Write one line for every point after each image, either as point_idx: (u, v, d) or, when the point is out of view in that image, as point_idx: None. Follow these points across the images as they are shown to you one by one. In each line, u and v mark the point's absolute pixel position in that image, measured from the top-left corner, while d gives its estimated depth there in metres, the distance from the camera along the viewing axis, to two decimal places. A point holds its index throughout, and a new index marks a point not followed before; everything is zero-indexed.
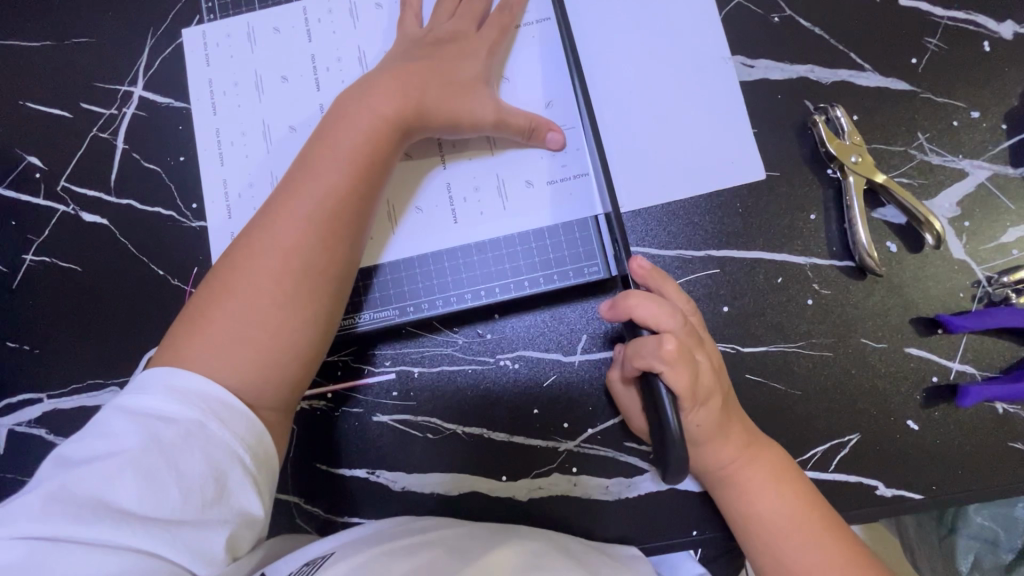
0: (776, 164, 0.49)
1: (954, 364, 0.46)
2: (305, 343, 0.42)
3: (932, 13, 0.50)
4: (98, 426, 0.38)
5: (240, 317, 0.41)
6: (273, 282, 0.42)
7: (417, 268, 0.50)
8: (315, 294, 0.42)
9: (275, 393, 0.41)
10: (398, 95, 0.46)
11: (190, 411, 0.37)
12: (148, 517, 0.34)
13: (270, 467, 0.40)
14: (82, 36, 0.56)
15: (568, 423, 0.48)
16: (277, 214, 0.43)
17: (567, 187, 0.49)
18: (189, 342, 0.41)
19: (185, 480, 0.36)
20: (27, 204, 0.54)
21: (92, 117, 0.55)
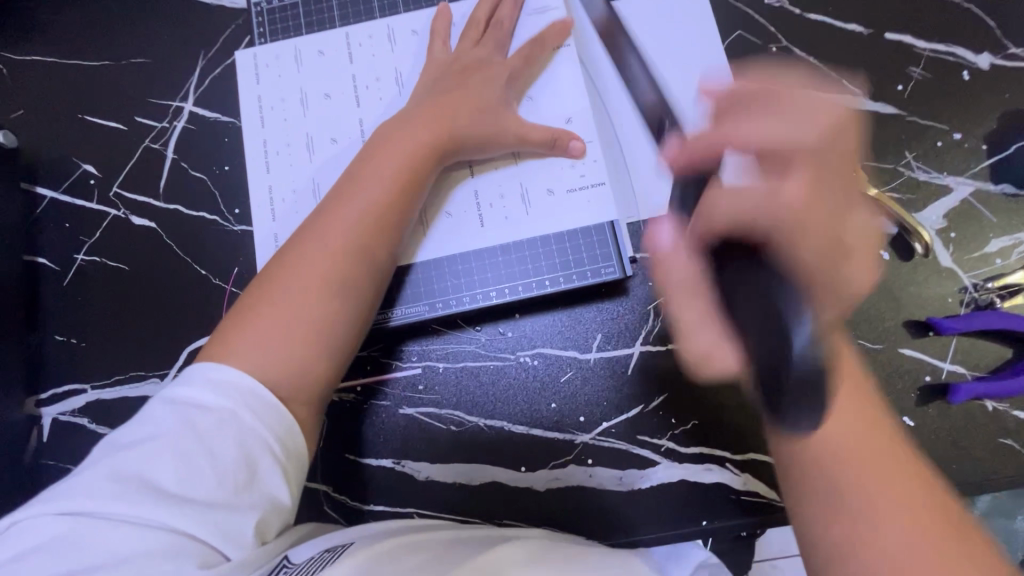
0: None
1: (946, 364, 0.50)
2: (347, 333, 0.46)
3: (915, 45, 0.55)
4: (144, 413, 0.40)
5: (287, 306, 0.44)
6: (321, 275, 0.45)
7: (447, 269, 0.53)
8: (359, 294, 0.46)
9: (316, 387, 0.44)
10: (437, 117, 0.51)
11: (229, 402, 0.39)
12: (186, 500, 0.36)
13: (298, 458, 0.41)
14: (138, 57, 0.61)
15: (584, 417, 0.51)
16: (328, 219, 0.47)
17: (585, 196, 0.53)
18: (237, 329, 0.43)
19: (220, 466, 0.37)
20: (80, 207, 0.58)
21: (145, 130, 0.60)
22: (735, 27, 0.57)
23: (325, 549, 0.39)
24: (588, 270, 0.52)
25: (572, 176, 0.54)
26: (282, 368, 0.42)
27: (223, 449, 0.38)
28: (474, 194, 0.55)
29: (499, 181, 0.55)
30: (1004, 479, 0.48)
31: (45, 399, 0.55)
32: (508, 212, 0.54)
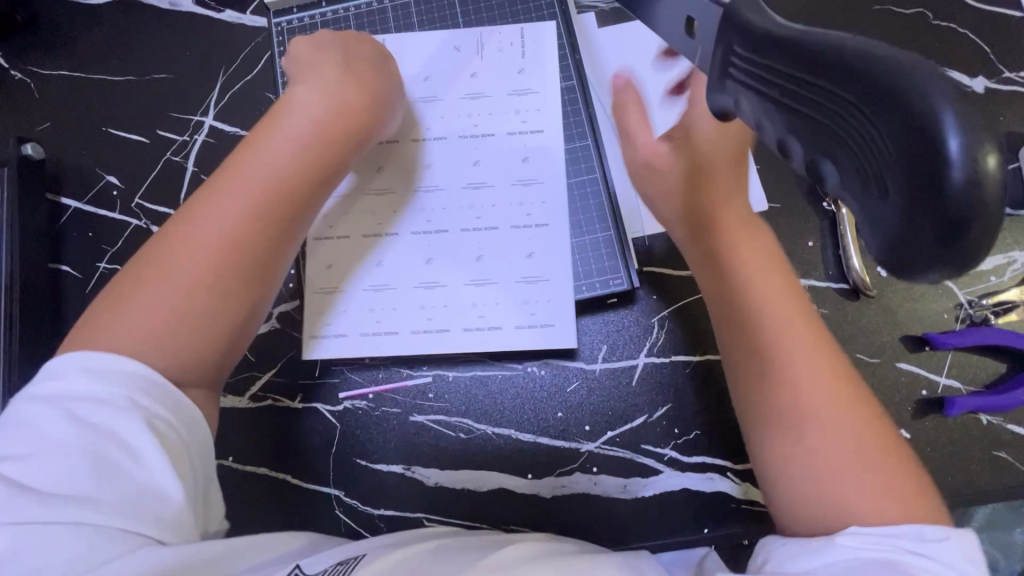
0: (777, 196, 0.55)
1: (942, 379, 0.51)
2: (238, 328, 0.42)
3: None
4: (11, 415, 0.37)
5: (169, 302, 0.40)
6: (204, 270, 0.40)
7: (403, 288, 0.55)
8: (246, 279, 0.42)
9: (195, 374, 0.40)
10: (330, 101, 0.49)
11: (109, 388, 0.37)
12: (78, 496, 0.34)
13: (195, 434, 0.40)
14: (161, 72, 0.63)
15: (589, 426, 0.53)
16: (213, 207, 0.42)
17: (577, 210, 0.56)
18: (113, 321, 0.39)
19: (124, 455, 0.35)
20: (103, 217, 0.60)
21: (167, 143, 0.62)
22: None
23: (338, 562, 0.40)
24: (585, 282, 0.54)
25: (548, 196, 0.56)
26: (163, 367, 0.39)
27: (110, 436, 0.36)
28: (444, 209, 0.56)
29: (462, 198, 0.57)
30: (999, 490, 0.50)
31: None
32: (479, 229, 0.56)
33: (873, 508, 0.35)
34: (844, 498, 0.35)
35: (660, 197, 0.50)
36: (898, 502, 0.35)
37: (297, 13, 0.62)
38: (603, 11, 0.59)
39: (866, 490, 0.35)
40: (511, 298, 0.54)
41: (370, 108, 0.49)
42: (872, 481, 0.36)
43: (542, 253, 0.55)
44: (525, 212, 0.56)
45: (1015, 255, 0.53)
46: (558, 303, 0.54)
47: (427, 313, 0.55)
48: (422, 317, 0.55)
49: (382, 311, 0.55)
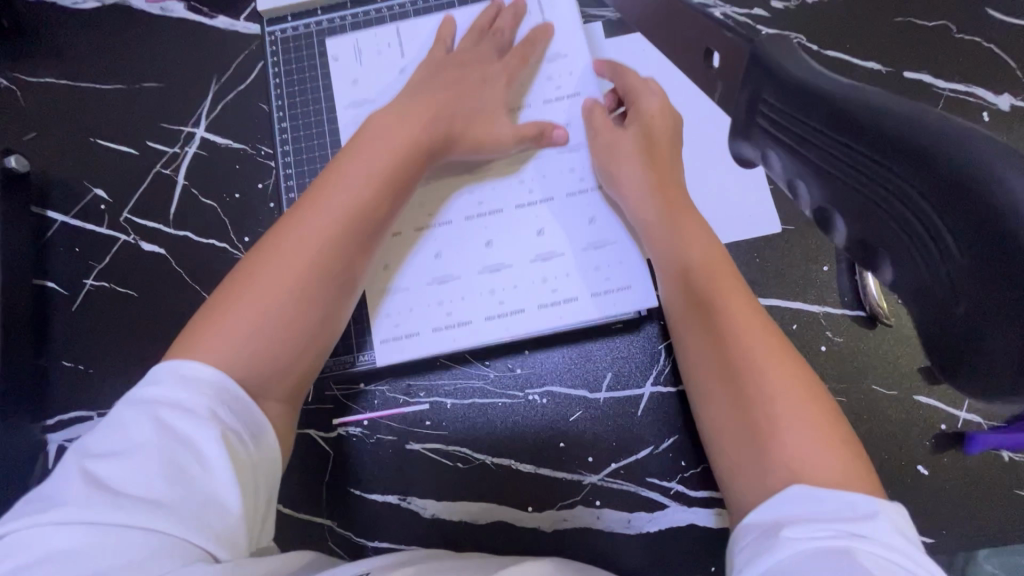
0: (790, 218, 0.53)
1: (962, 414, 0.49)
2: (323, 338, 0.44)
3: (935, 84, 0.55)
4: (112, 417, 0.37)
5: (261, 309, 0.41)
6: (306, 272, 0.42)
7: (427, 294, 0.53)
8: (329, 293, 0.43)
9: (278, 386, 0.41)
10: (420, 116, 0.50)
11: (192, 395, 0.37)
12: (152, 504, 0.33)
13: (267, 454, 0.39)
14: (151, 81, 0.61)
15: (592, 457, 0.50)
16: (305, 217, 0.44)
17: (587, 197, 0.54)
18: (214, 329, 0.40)
19: (205, 465, 0.35)
20: (90, 232, 0.58)
21: (157, 155, 0.59)
22: None
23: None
24: (605, 268, 0.52)
25: (561, 182, 0.54)
26: (258, 366, 0.40)
27: (189, 443, 0.35)
28: (442, 201, 0.54)
29: (466, 185, 0.54)
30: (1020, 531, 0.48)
31: (51, 425, 0.55)
32: (483, 220, 0.54)
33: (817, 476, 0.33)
34: (783, 461, 0.35)
35: (632, 189, 0.50)
36: (837, 473, 0.34)
37: (290, 23, 0.60)
38: (611, 21, 0.57)
39: (805, 457, 0.34)
40: (523, 283, 0.52)
41: (438, 107, 0.50)
42: (816, 450, 0.34)
43: (558, 236, 0.53)
44: (533, 195, 0.54)
45: None
46: (580, 288, 0.52)
47: (446, 303, 0.52)
48: (438, 312, 0.53)
49: (400, 296, 0.53)
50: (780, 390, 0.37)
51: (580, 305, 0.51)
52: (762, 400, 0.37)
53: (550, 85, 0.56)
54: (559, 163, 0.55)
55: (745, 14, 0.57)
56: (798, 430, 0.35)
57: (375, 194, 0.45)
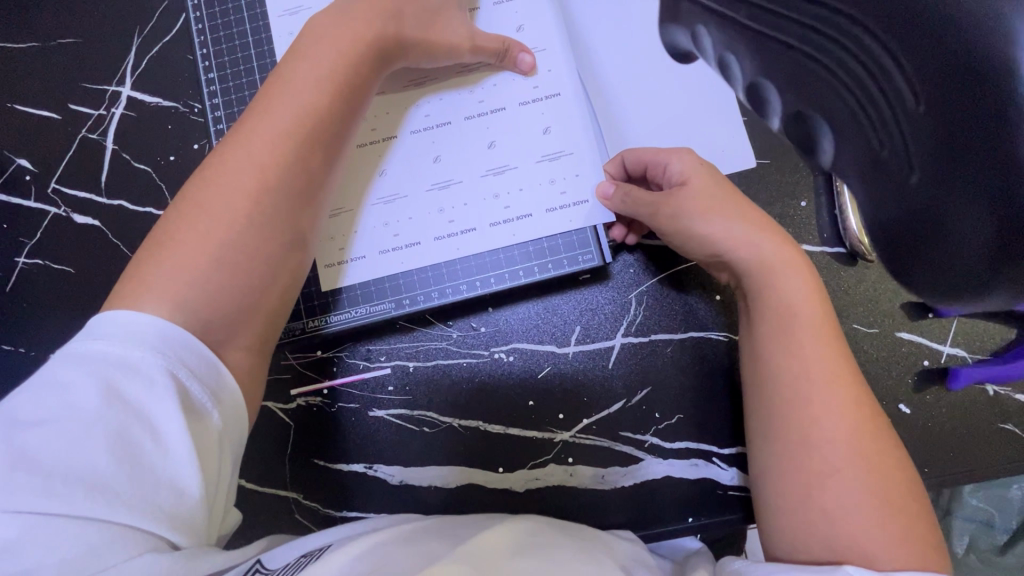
0: (764, 151, 0.49)
1: (945, 348, 0.47)
2: (281, 269, 0.38)
3: None
4: (44, 378, 0.31)
5: (204, 235, 0.35)
6: (249, 195, 0.36)
7: (385, 220, 0.49)
8: (284, 221, 0.38)
9: (229, 329, 0.35)
10: (375, 18, 0.42)
11: (147, 357, 0.31)
12: (93, 488, 0.28)
13: (237, 422, 0.34)
14: (67, 36, 0.55)
15: (563, 414, 0.48)
16: (253, 130, 0.38)
17: (541, 108, 0.49)
18: (150, 262, 0.34)
19: (160, 438, 0.30)
20: (18, 206, 0.54)
21: (81, 118, 0.55)
22: None
23: (302, 554, 0.35)
24: (560, 181, 0.49)
25: (513, 91, 0.50)
26: (204, 302, 0.34)
27: (144, 416, 0.30)
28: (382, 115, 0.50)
29: (411, 96, 0.50)
30: (1003, 465, 0.46)
31: None
32: (432, 136, 0.50)
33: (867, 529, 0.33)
34: (847, 518, 0.33)
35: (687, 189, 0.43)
36: (905, 540, 0.33)
37: None
38: None
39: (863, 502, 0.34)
40: (483, 199, 0.49)
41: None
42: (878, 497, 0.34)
43: (510, 148, 0.49)
44: (484, 106, 0.50)
45: None
46: (540, 204, 0.49)
47: (397, 227, 0.49)
48: (387, 237, 0.49)
49: (348, 220, 0.49)
50: (854, 456, 0.35)
51: (537, 223, 0.49)
52: (828, 455, 0.35)
53: None
54: (522, 79, 0.50)
55: None
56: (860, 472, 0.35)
57: (330, 108, 0.39)
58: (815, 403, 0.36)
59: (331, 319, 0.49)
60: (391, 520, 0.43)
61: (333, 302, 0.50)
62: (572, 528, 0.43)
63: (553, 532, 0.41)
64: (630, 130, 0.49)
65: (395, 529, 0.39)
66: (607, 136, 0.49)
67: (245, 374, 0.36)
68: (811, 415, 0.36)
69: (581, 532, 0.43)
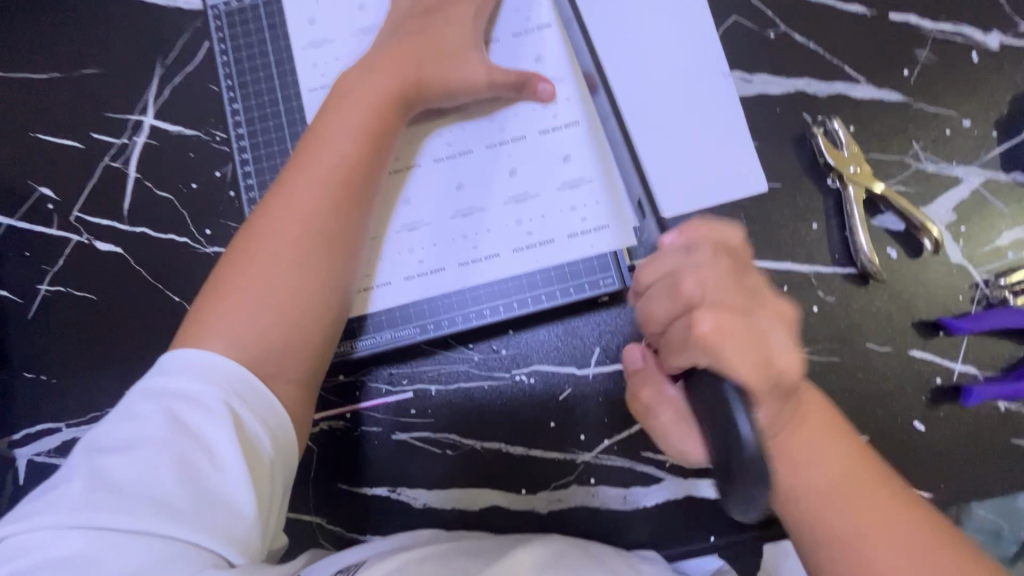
0: (775, 176, 0.51)
1: (957, 365, 0.48)
2: (322, 310, 0.43)
3: (921, 26, 0.52)
4: (124, 410, 0.37)
5: (255, 284, 0.41)
6: (290, 247, 0.42)
7: (409, 247, 0.50)
8: (322, 267, 0.43)
9: (278, 362, 0.40)
10: (394, 72, 0.47)
11: (210, 392, 0.37)
12: (167, 504, 0.34)
13: (287, 449, 0.39)
14: (90, 67, 0.56)
15: (584, 435, 0.49)
16: (289, 188, 0.43)
17: (559, 136, 0.50)
18: (210, 309, 0.40)
19: (217, 463, 0.35)
20: (40, 234, 0.54)
21: (104, 147, 0.55)
22: (729, 12, 0.53)
23: (337, 571, 0.37)
24: (580, 207, 0.50)
25: (533, 120, 0.51)
26: (258, 342, 0.40)
27: (204, 442, 0.35)
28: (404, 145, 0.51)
29: (432, 126, 0.51)
30: (1017, 480, 0.47)
31: (19, 439, 0.52)
32: (454, 164, 0.51)
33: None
34: None
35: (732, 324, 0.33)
36: None
37: None
38: None
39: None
40: (505, 224, 0.50)
41: (401, 55, 0.48)
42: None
43: (531, 176, 0.50)
44: (504, 134, 0.51)
45: None
46: (562, 230, 0.50)
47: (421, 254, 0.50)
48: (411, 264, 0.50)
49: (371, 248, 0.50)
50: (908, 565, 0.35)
51: (558, 248, 0.50)
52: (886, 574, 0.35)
53: (518, 16, 0.52)
54: (540, 107, 0.51)
55: None
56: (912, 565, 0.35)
57: (356, 163, 0.44)
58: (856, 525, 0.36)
59: (357, 345, 0.50)
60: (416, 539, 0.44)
61: (356, 327, 0.50)
62: (596, 549, 0.44)
63: (577, 551, 0.42)
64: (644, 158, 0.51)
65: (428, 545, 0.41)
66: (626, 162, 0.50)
67: (293, 405, 0.41)
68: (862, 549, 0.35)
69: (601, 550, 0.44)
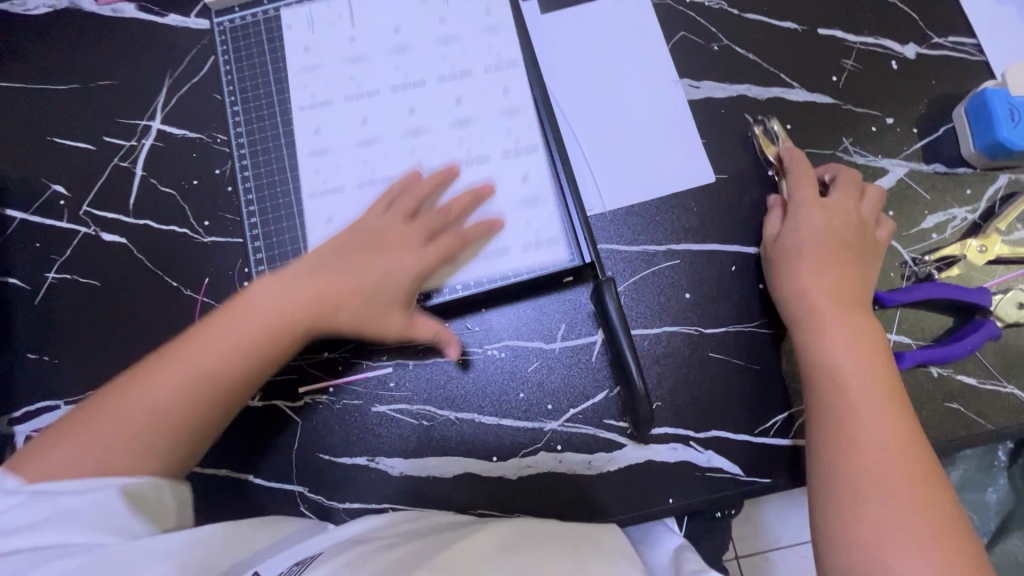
0: (721, 168, 0.56)
1: (892, 336, 0.52)
2: (196, 424, 0.44)
3: (846, 39, 0.59)
4: None
5: (138, 396, 0.43)
6: (174, 371, 0.44)
7: (359, 203, 0.54)
8: (205, 385, 0.44)
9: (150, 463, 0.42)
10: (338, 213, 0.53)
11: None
12: (30, 537, 0.36)
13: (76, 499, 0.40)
14: (105, 79, 0.62)
15: (551, 405, 0.53)
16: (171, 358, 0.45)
17: (507, 112, 0.54)
18: (85, 419, 0.43)
19: (69, 494, 0.38)
20: (50, 227, 0.59)
21: (114, 149, 0.61)
22: (677, 28, 0.60)
23: (291, 564, 0.38)
24: (526, 173, 0.53)
25: (488, 120, 0.54)
26: (120, 451, 0.41)
27: (43, 491, 0.38)
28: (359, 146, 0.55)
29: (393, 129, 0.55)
30: (952, 441, 0.51)
31: (19, 416, 0.55)
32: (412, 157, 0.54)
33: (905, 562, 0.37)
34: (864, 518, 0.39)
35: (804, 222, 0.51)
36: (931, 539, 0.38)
37: (237, 12, 0.60)
38: None
39: (885, 538, 0.38)
40: (456, 184, 0.53)
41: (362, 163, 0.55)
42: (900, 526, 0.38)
43: (482, 145, 0.54)
44: (460, 110, 0.55)
45: (955, 211, 0.54)
46: (513, 219, 0.52)
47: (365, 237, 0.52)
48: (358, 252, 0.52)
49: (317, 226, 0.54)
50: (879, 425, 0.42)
51: (504, 210, 0.52)
52: (858, 434, 0.42)
53: (480, 13, 0.57)
54: (492, 85, 0.55)
55: None
56: (873, 448, 0.41)
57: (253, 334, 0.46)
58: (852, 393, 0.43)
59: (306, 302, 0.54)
60: (384, 522, 0.45)
61: None
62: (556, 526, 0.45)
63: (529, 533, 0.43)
64: (602, 154, 0.57)
65: (391, 537, 0.42)
66: (589, 158, 0.57)
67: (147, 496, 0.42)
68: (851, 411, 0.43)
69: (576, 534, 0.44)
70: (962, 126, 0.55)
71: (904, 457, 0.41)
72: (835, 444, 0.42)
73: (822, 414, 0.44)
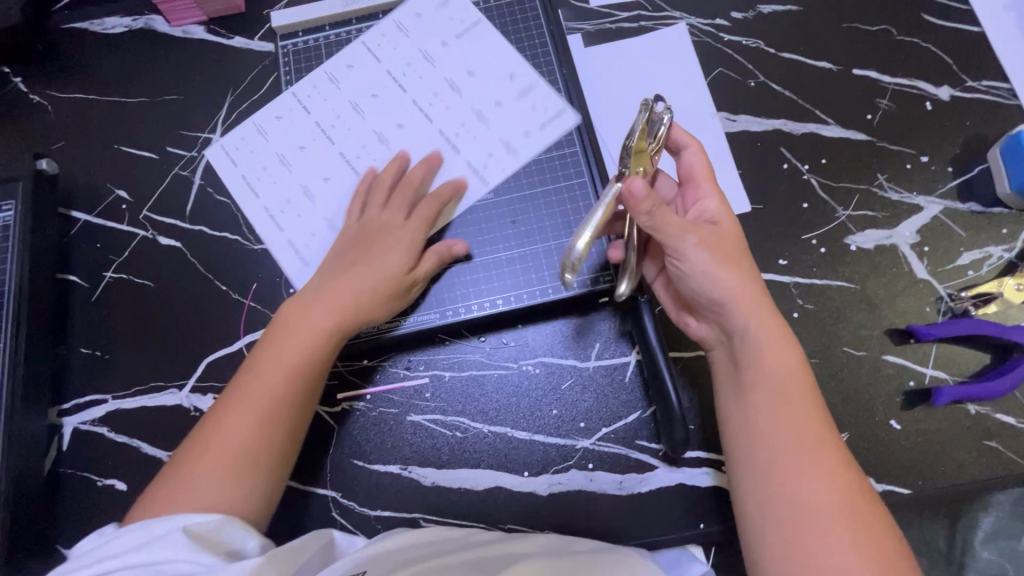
0: (757, 198, 0.58)
1: (928, 370, 0.52)
2: (299, 413, 0.47)
3: (881, 80, 0.61)
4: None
5: (255, 398, 0.46)
6: (288, 371, 0.47)
7: (308, 129, 0.60)
8: (300, 378, 0.47)
9: (265, 452, 0.45)
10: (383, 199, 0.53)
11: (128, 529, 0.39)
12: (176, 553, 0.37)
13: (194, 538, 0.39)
14: (173, 94, 0.67)
15: (583, 423, 0.53)
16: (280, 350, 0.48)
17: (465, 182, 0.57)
18: (219, 427, 0.45)
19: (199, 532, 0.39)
20: (112, 228, 0.62)
21: (176, 158, 0.64)
22: (715, 64, 0.62)
23: None
24: None
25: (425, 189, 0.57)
26: (243, 443, 0.44)
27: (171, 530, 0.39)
28: (335, 115, 0.60)
29: (368, 129, 0.59)
30: (990, 481, 0.50)
31: (68, 408, 0.57)
32: (351, 156, 0.59)
33: (823, 558, 0.37)
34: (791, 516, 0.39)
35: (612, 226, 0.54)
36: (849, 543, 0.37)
37: (301, 37, 0.64)
38: (588, 32, 0.64)
39: (804, 536, 0.38)
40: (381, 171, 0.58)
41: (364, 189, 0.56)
42: (817, 522, 0.38)
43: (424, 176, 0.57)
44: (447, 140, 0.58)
45: (991, 250, 0.55)
46: None
47: (279, 177, 0.59)
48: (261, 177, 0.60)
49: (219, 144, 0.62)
50: (781, 432, 0.42)
51: None
52: (768, 439, 0.42)
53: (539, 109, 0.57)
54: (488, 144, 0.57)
55: (708, 24, 0.63)
56: (778, 455, 0.41)
57: (336, 318, 0.49)
58: (754, 407, 0.43)
59: None
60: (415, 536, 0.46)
61: None
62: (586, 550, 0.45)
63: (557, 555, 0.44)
64: None
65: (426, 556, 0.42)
66: None
67: (259, 477, 0.45)
68: (760, 415, 0.43)
69: (608, 566, 0.42)
70: (996, 167, 0.56)
71: (809, 459, 0.40)
72: (750, 455, 0.43)
73: (736, 423, 0.44)
